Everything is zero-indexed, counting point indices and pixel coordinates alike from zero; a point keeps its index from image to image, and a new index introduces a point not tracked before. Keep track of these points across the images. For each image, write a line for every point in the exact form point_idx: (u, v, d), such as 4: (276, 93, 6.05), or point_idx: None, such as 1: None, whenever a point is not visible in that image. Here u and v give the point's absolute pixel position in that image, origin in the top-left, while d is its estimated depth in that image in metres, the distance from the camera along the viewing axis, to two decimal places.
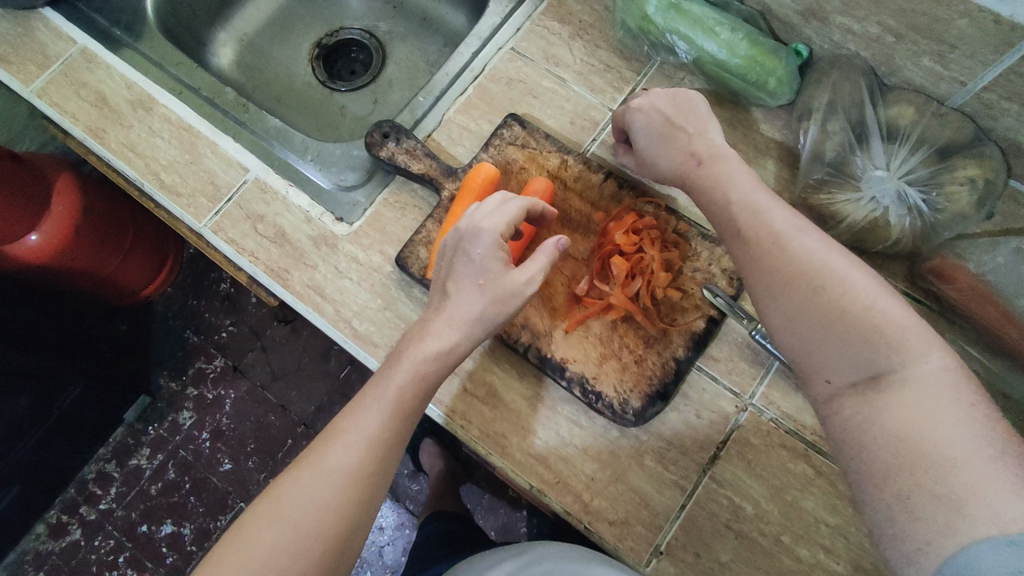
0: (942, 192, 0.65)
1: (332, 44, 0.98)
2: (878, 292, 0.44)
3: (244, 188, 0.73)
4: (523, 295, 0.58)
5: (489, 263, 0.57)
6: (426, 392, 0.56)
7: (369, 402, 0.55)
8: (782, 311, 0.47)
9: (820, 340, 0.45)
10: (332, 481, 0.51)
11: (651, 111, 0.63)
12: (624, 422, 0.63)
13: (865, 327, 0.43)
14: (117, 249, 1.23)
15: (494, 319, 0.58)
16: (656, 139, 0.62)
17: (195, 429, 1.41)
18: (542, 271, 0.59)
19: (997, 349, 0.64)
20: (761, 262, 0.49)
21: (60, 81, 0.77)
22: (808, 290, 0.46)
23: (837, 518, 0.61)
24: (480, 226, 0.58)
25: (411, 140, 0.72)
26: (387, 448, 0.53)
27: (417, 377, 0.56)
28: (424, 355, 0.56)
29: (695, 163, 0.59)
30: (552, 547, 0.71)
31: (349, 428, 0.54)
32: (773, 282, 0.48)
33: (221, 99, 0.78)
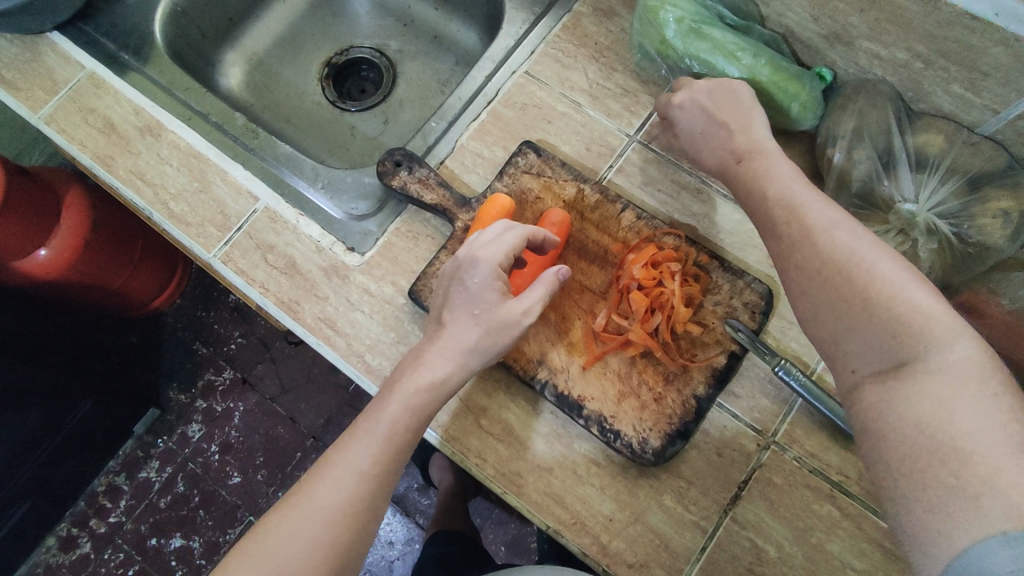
0: (974, 225, 0.63)
1: (342, 62, 0.97)
2: (901, 277, 0.44)
3: (253, 217, 0.72)
4: (519, 325, 0.56)
5: (484, 293, 0.56)
6: (420, 423, 0.54)
7: (360, 434, 0.53)
8: (809, 298, 0.47)
9: (844, 330, 0.45)
10: (319, 520, 0.49)
11: (694, 107, 0.64)
12: (643, 462, 0.61)
13: (887, 313, 0.42)
14: (127, 260, 1.23)
15: (489, 350, 0.56)
16: (696, 137, 0.65)
17: (204, 442, 1.40)
18: (541, 302, 0.57)
19: None
20: (793, 248, 0.50)
21: (68, 107, 0.76)
22: (835, 275, 0.46)
23: (864, 562, 0.59)
24: (478, 254, 0.57)
25: (424, 168, 0.70)
26: (377, 483, 0.52)
27: (410, 410, 0.54)
28: (421, 383, 0.54)
29: (732, 160, 0.61)
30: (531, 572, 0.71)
31: (344, 458, 0.52)
32: (802, 272, 0.48)
33: (231, 125, 0.77)
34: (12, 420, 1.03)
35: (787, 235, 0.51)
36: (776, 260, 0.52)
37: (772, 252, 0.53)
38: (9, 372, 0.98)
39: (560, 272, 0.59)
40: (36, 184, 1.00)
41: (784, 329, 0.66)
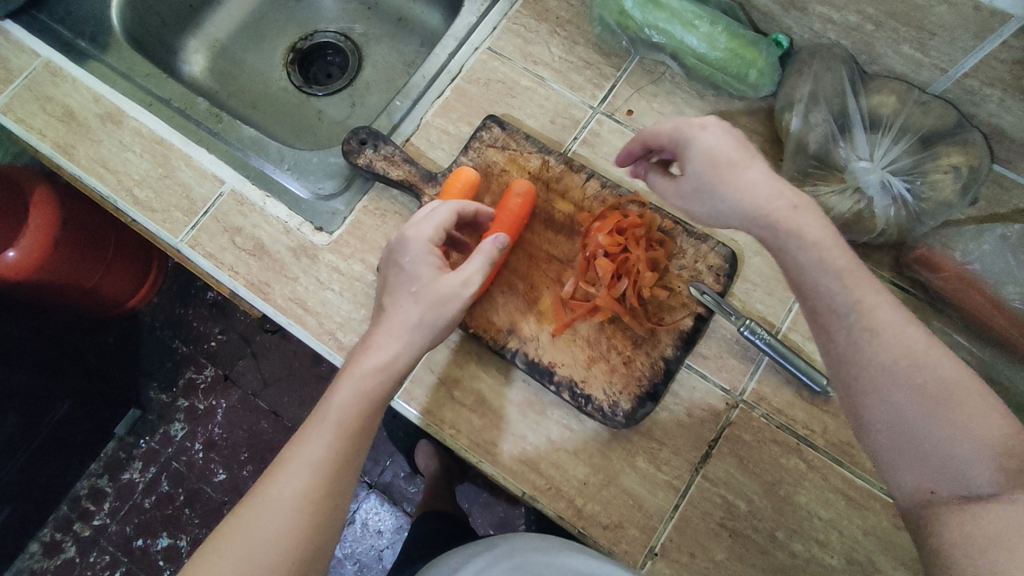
0: (926, 181, 0.65)
1: (308, 47, 0.96)
2: (961, 374, 0.43)
3: (219, 200, 0.71)
4: (461, 296, 0.58)
5: (419, 268, 0.57)
6: (374, 407, 0.54)
7: (314, 427, 0.53)
8: (845, 366, 0.47)
9: (914, 420, 0.43)
10: (280, 511, 0.49)
11: (715, 141, 0.54)
12: (614, 424, 0.62)
13: (952, 407, 0.42)
14: (100, 258, 1.22)
15: (433, 324, 0.57)
16: (720, 166, 0.53)
17: (187, 440, 1.40)
18: (479, 272, 0.59)
19: (986, 337, 0.64)
20: (819, 307, 0.48)
21: (25, 96, 0.75)
22: (876, 353, 0.45)
23: (830, 511, 0.61)
24: (409, 234, 0.59)
25: (389, 146, 0.70)
26: (337, 470, 0.51)
27: (360, 395, 0.53)
28: (372, 365, 0.54)
29: (775, 198, 0.51)
30: (523, 537, 0.66)
31: (300, 453, 0.51)
32: (859, 346, 0.46)
33: (194, 109, 0.76)
34: None
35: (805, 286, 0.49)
36: (820, 327, 0.49)
37: (810, 311, 0.49)
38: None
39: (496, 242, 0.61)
40: None
41: (748, 291, 0.68)
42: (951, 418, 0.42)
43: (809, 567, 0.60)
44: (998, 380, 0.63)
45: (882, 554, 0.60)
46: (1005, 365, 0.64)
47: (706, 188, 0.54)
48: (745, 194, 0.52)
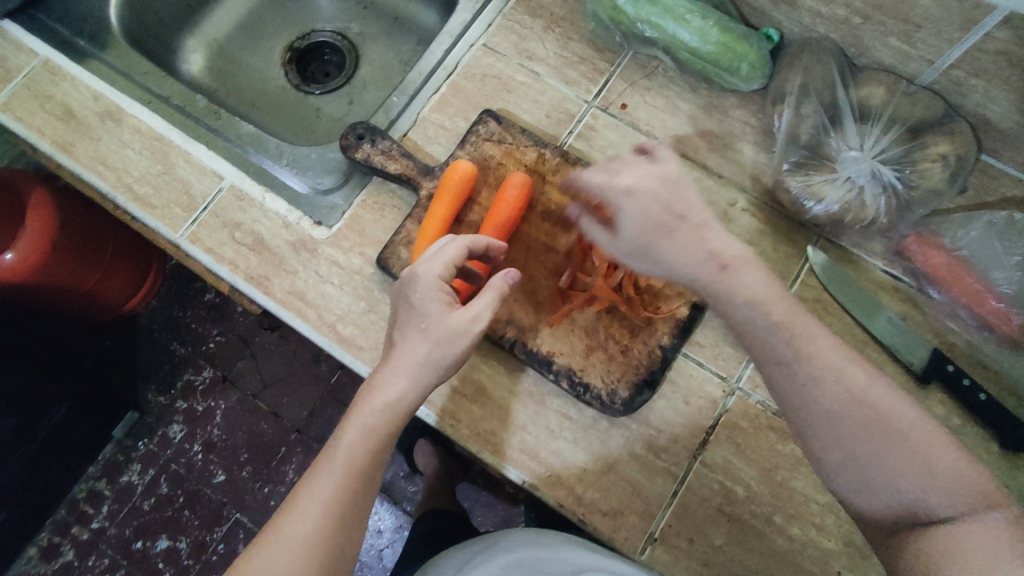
0: (916, 169, 0.66)
1: (305, 46, 0.97)
2: (894, 397, 0.48)
3: (219, 196, 0.72)
4: (470, 333, 0.56)
5: (429, 306, 0.56)
6: (382, 445, 0.54)
7: (324, 465, 0.53)
8: (800, 416, 0.50)
9: (865, 456, 0.47)
10: (293, 550, 0.50)
11: (642, 204, 0.55)
12: (613, 411, 0.63)
13: (894, 438, 0.47)
14: (98, 262, 1.22)
15: (442, 363, 0.55)
16: (654, 231, 0.54)
17: (185, 442, 1.40)
18: (488, 308, 0.57)
19: (975, 322, 0.65)
20: (769, 360, 0.51)
21: (25, 95, 0.75)
22: (826, 405, 0.48)
23: (825, 496, 0.62)
24: (417, 271, 0.57)
25: (386, 140, 0.71)
26: (345, 508, 0.52)
27: (368, 433, 0.53)
28: (380, 404, 0.54)
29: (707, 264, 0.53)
30: (526, 531, 0.70)
31: (311, 491, 0.52)
32: (808, 394, 0.49)
33: (193, 107, 0.77)
34: None
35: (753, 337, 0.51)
36: (768, 374, 0.52)
37: (756, 354, 0.52)
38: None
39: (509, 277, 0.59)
40: None
41: None
42: (891, 447, 0.47)
43: (807, 550, 0.61)
44: (988, 365, 0.65)
45: None
46: (993, 351, 0.65)
47: (646, 252, 0.55)
48: (685, 256, 0.53)
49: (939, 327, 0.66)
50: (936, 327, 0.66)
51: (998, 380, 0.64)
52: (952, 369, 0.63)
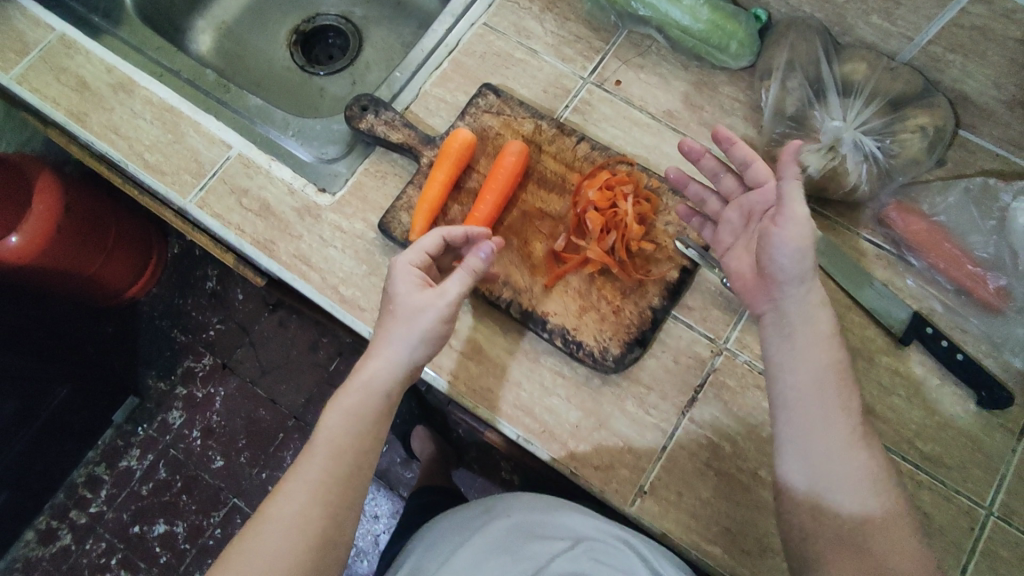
0: (896, 140, 0.69)
1: (310, 29, 1.00)
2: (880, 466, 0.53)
3: (227, 163, 0.74)
4: (438, 307, 0.58)
5: (400, 286, 0.59)
6: (369, 424, 0.57)
7: (314, 450, 0.55)
8: (820, 463, 0.53)
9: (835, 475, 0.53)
10: (287, 531, 0.51)
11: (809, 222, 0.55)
12: (604, 368, 0.65)
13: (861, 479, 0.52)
14: (101, 247, 1.25)
15: (411, 337, 0.58)
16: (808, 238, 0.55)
17: (185, 428, 1.41)
18: (458, 285, 0.59)
19: (953, 287, 0.68)
20: (813, 406, 0.54)
21: (40, 67, 0.78)
22: (852, 465, 0.53)
23: None
24: (393, 259, 0.61)
25: (390, 111, 0.74)
26: (330, 486, 0.54)
27: (347, 415, 0.56)
28: (360, 383, 0.57)
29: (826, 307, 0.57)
30: (515, 495, 0.75)
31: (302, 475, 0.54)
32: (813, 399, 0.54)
33: (202, 81, 0.81)
34: None
35: (789, 360, 0.57)
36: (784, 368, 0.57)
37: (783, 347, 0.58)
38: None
39: (483, 254, 0.60)
40: None
41: None
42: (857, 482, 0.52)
43: None
44: (965, 328, 0.68)
45: None
46: (971, 314, 0.68)
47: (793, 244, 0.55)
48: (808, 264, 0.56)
49: (918, 292, 0.69)
50: (915, 293, 0.69)
51: (974, 342, 0.67)
52: (930, 331, 0.66)
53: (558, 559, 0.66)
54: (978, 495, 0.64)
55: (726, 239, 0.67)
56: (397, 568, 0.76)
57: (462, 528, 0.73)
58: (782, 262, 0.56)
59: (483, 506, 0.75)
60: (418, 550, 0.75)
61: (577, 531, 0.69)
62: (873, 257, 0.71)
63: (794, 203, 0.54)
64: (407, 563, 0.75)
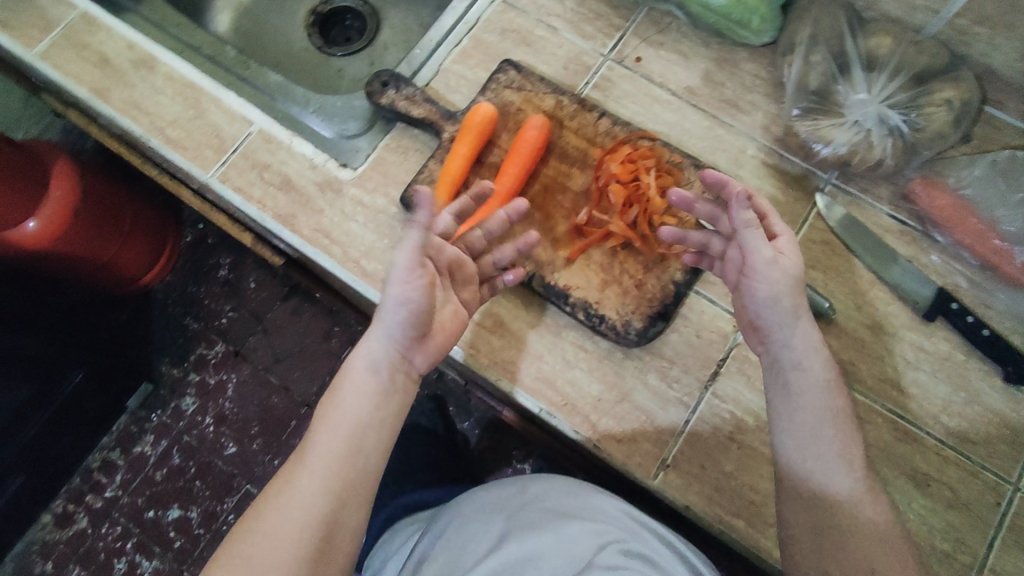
0: (922, 113, 0.68)
1: (328, 11, 1.00)
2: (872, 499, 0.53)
3: (248, 139, 0.74)
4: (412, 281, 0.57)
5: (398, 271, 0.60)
6: (368, 399, 0.56)
7: (323, 427, 0.56)
8: (821, 512, 0.53)
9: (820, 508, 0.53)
10: (299, 505, 0.52)
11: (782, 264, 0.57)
12: (627, 341, 0.65)
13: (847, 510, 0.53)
14: (117, 233, 1.26)
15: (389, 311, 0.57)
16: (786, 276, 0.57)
17: (198, 414, 1.42)
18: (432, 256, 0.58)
19: (980, 264, 0.67)
20: (812, 451, 0.54)
21: (63, 44, 0.78)
22: (858, 517, 0.52)
23: None
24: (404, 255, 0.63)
25: (411, 87, 0.74)
26: (336, 464, 0.54)
27: (347, 399, 0.56)
28: (358, 362, 0.57)
29: (824, 354, 0.57)
30: (549, 480, 0.75)
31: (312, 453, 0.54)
32: (803, 436, 0.55)
33: (223, 57, 0.82)
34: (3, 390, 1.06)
35: (781, 394, 0.57)
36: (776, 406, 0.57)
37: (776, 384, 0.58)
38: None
39: (427, 204, 0.53)
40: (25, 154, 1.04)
41: None
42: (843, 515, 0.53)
43: None
44: (992, 304, 0.67)
45: (882, 465, 0.64)
46: (997, 290, 0.67)
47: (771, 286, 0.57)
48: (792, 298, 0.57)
49: (945, 267, 0.68)
50: (942, 268, 0.69)
51: (1001, 319, 0.66)
52: (955, 307, 0.66)
53: (604, 550, 0.63)
54: (1005, 471, 0.63)
55: (730, 277, 0.63)
56: (425, 539, 0.75)
57: (498, 507, 0.73)
58: (763, 307, 0.58)
59: (517, 488, 0.75)
60: (450, 523, 0.74)
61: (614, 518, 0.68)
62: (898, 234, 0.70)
63: (760, 251, 0.56)
64: (438, 535, 0.73)
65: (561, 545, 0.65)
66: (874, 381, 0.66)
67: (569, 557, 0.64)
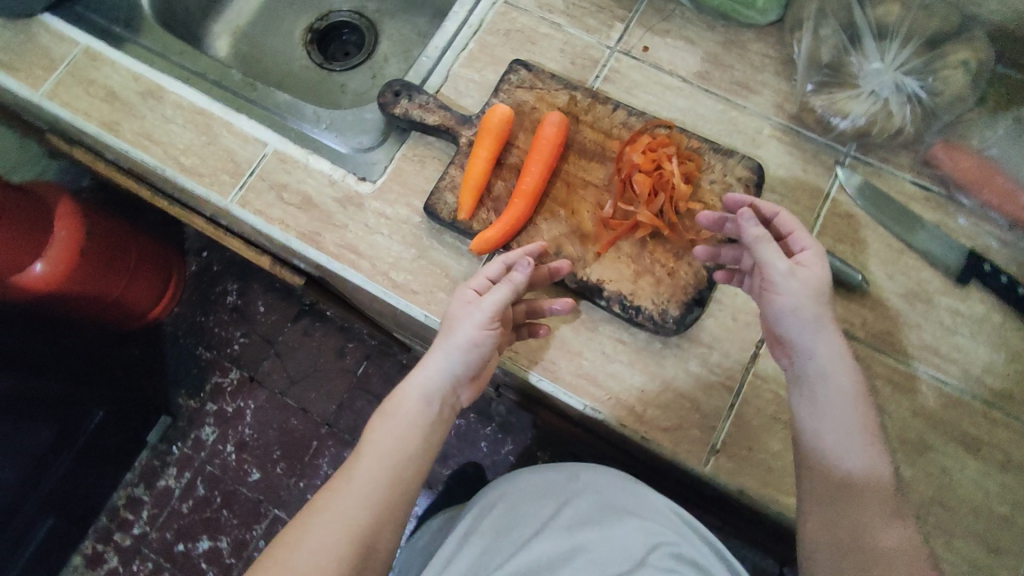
0: (939, 77, 0.68)
1: (324, 27, 1.00)
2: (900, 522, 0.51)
3: (263, 161, 0.74)
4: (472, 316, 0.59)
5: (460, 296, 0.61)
6: (416, 426, 0.57)
7: (370, 448, 0.56)
8: (847, 533, 0.51)
9: (845, 526, 0.52)
10: (343, 526, 0.52)
11: (804, 278, 0.56)
12: (665, 330, 0.65)
13: (870, 528, 0.51)
14: (123, 268, 1.24)
15: (461, 345, 0.58)
16: (811, 289, 0.56)
17: (219, 443, 1.41)
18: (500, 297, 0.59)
19: (1009, 222, 0.68)
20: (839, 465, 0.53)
21: (69, 81, 0.77)
22: (885, 539, 0.50)
23: (878, 397, 0.65)
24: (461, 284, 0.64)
25: (423, 95, 0.74)
26: (391, 490, 0.55)
27: (404, 421, 0.57)
28: (412, 389, 0.58)
29: (851, 368, 0.56)
30: (602, 470, 0.77)
31: (360, 471, 0.55)
32: (828, 450, 0.54)
33: (230, 81, 0.81)
34: (26, 434, 1.05)
35: (806, 410, 0.56)
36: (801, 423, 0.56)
37: (799, 401, 0.57)
38: (13, 383, 0.98)
39: (525, 268, 0.61)
40: (26, 196, 1.03)
41: (776, 201, 0.71)
42: (869, 535, 0.51)
43: None
44: (1021, 261, 0.67)
45: (931, 433, 0.63)
46: None
47: (792, 299, 0.56)
48: (818, 311, 0.56)
49: (974, 229, 0.69)
50: (972, 230, 0.69)
51: None
52: (988, 267, 0.66)
53: (657, 552, 0.68)
54: None
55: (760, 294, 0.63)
56: (474, 507, 0.77)
57: (546, 496, 0.75)
58: (787, 322, 0.57)
59: (566, 475, 0.77)
60: (497, 504, 0.76)
61: (663, 516, 0.72)
62: (925, 200, 0.70)
63: (778, 261, 0.56)
64: (486, 510, 0.76)
65: (612, 547, 0.70)
66: (914, 349, 0.66)
67: (619, 561, 0.69)
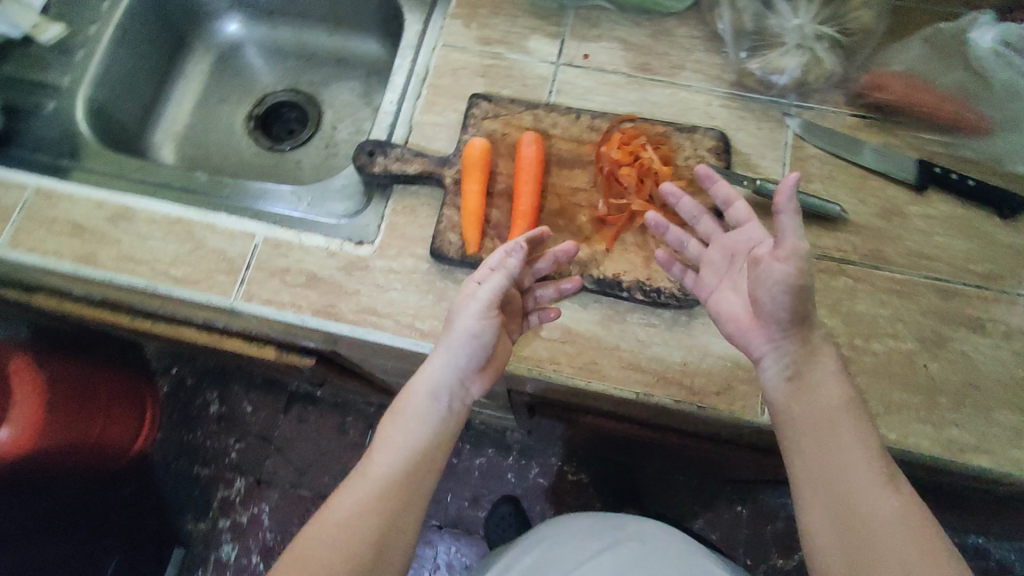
0: (851, 19, 0.75)
1: (263, 112, 1.01)
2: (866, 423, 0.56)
3: (256, 251, 0.73)
4: (471, 307, 0.62)
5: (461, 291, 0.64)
6: (425, 423, 0.60)
7: (383, 445, 0.60)
8: (837, 474, 0.54)
9: (823, 431, 0.56)
10: (358, 517, 0.56)
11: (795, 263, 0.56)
12: (690, 303, 0.69)
13: (841, 432, 0.56)
14: (96, 410, 1.14)
15: (459, 342, 0.61)
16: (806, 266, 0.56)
17: (243, 557, 1.33)
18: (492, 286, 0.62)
19: (945, 127, 0.76)
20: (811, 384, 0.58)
21: (29, 226, 0.74)
22: (870, 478, 0.54)
23: (888, 308, 0.70)
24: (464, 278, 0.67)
25: (396, 148, 0.76)
26: (400, 485, 0.58)
27: (413, 419, 0.60)
28: (421, 385, 0.61)
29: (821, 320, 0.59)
30: (648, 521, 0.82)
31: (374, 472, 0.58)
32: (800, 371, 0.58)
33: (195, 184, 0.81)
34: None
35: (780, 344, 0.60)
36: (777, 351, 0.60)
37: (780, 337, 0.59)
38: None
39: (518, 254, 0.63)
40: None
41: (746, 160, 0.77)
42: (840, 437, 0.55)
43: (894, 357, 0.68)
44: (964, 156, 0.76)
45: (943, 326, 0.69)
46: (968, 144, 0.75)
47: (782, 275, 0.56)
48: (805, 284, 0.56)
49: (917, 141, 0.77)
50: (915, 143, 0.77)
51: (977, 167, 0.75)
52: (939, 171, 0.74)
53: None
54: None
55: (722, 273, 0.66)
56: (517, 548, 0.83)
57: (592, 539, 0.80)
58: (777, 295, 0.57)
59: (615, 521, 0.82)
60: (543, 541, 0.82)
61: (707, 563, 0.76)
62: (870, 127, 0.78)
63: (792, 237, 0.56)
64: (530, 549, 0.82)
65: None
66: (904, 257, 0.72)
67: None
